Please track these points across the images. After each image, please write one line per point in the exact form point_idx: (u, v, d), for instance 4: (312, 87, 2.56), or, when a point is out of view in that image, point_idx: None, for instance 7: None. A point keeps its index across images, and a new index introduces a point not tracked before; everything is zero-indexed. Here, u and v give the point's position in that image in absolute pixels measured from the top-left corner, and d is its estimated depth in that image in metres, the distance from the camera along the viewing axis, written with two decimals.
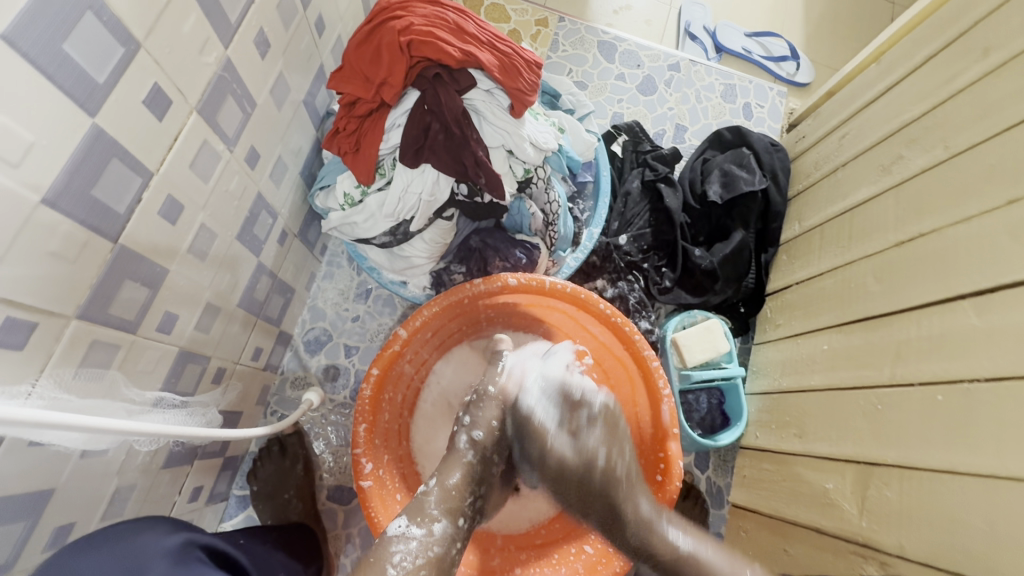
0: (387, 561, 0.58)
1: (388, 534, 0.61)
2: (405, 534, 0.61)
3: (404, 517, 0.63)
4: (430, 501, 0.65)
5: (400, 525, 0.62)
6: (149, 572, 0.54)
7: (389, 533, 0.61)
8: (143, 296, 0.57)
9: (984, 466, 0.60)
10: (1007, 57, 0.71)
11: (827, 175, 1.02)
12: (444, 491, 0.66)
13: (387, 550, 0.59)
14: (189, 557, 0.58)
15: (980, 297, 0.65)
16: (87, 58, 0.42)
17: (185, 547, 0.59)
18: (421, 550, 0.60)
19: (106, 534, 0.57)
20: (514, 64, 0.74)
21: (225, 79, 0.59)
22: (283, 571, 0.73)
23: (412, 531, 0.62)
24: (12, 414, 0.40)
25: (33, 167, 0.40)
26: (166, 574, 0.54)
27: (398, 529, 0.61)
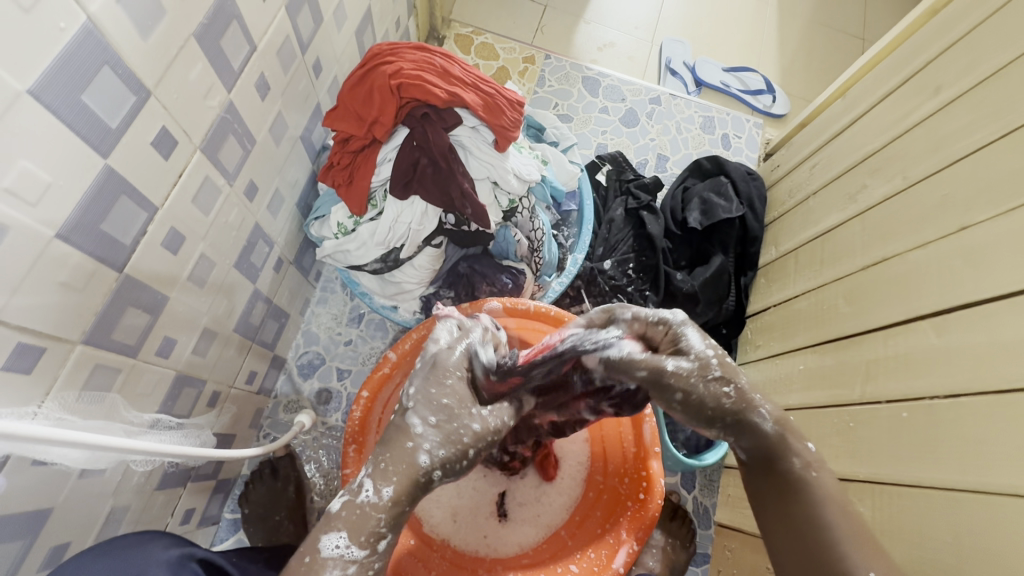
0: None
1: (321, 556, 0.49)
2: (344, 556, 0.49)
3: (342, 533, 0.50)
4: (376, 519, 0.51)
5: (336, 544, 0.50)
6: None
7: (323, 556, 0.49)
8: (144, 321, 0.60)
9: (945, 479, 0.62)
10: (955, 96, 0.76)
11: (800, 203, 1.07)
12: (393, 503, 0.52)
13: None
14: (185, 569, 0.60)
15: (937, 318, 0.69)
16: (102, 107, 0.46)
17: (183, 560, 0.61)
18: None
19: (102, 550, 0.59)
20: (498, 103, 0.79)
21: (227, 120, 0.64)
22: None
23: (352, 552, 0.50)
24: (21, 431, 0.43)
25: (49, 205, 0.44)
26: None
27: (334, 551, 0.49)
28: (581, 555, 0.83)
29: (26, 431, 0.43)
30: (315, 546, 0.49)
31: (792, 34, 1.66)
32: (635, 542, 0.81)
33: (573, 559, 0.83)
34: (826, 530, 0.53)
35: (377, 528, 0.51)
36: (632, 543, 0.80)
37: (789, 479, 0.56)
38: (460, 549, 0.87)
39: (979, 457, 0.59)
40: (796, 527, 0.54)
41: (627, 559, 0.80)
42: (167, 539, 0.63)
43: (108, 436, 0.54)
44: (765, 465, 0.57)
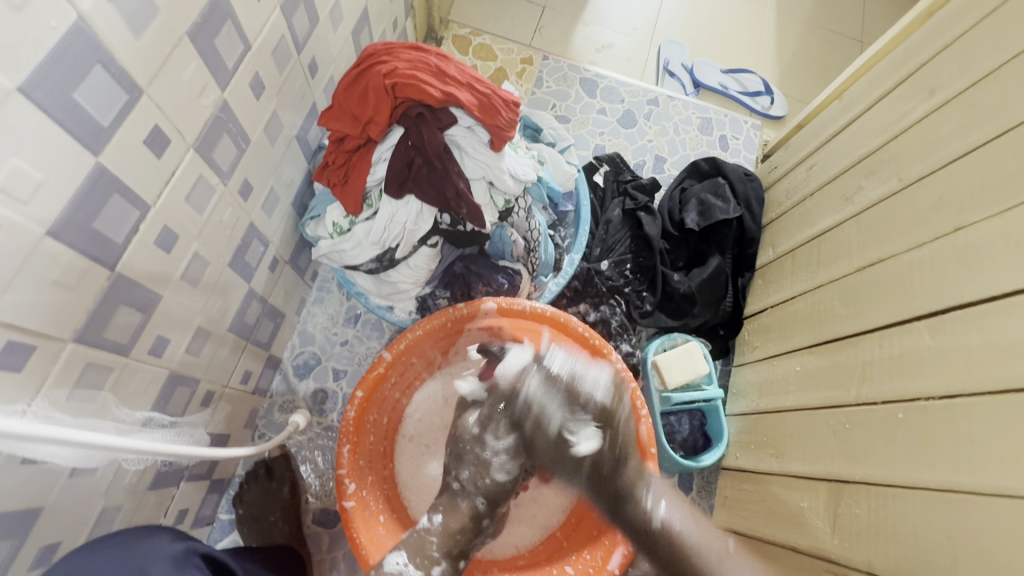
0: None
1: (387, 570, 0.71)
2: (401, 571, 0.72)
3: (402, 555, 0.73)
4: (431, 543, 0.74)
5: (397, 562, 0.72)
6: None
7: (388, 569, 0.71)
8: (137, 320, 0.60)
9: (941, 481, 0.62)
10: (950, 96, 0.76)
11: (797, 204, 1.07)
12: (443, 533, 0.75)
13: None
14: (190, 562, 0.63)
15: (932, 318, 0.69)
16: (94, 105, 0.46)
17: (186, 554, 0.63)
18: None
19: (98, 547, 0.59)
20: (493, 103, 0.79)
21: (221, 119, 0.64)
22: None
23: (410, 570, 0.72)
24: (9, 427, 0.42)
25: (41, 203, 0.44)
26: None
27: (395, 567, 0.72)
28: (576, 556, 0.84)
29: (17, 428, 0.43)
30: (382, 565, 0.72)
31: (790, 36, 1.66)
32: (630, 544, 0.79)
33: (567, 561, 0.84)
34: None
35: (428, 553, 0.74)
36: (627, 545, 0.79)
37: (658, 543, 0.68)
38: None
39: (975, 458, 0.59)
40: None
41: (623, 560, 0.79)
42: (175, 534, 0.66)
43: (99, 434, 0.54)
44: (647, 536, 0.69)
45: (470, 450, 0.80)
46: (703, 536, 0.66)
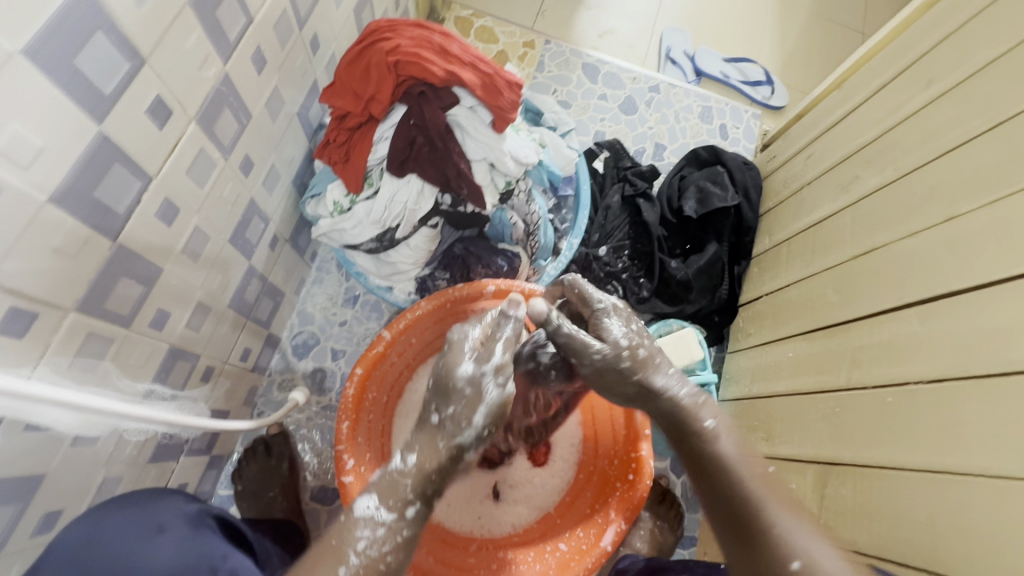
0: (349, 548, 0.57)
1: (355, 514, 0.59)
2: (373, 515, 0.58)
3: (373, 497, 0.60)
4: (404, 484, 0.60)
5: (368, 505, 0.59)
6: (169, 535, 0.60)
7: (357, 515, 0.59)
8: (137, 292, 0.60)
9: (928, 463, 0.63)
10: (948, 87, 0.77)
11: (795, 193, 1.08)
12: (417, 473, 0.60)
13: (352, 537, 0.57)
14: (205, 522, 0.66)
15: (923, 306, 0.70)
16: (95, 72, 0.46)
17: (202, 514, 0.66)
18: (388, 537, 0.58)
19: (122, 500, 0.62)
20: (496, 82, 0.78)
21: (223, 93, 0.64)
22: (277, 557, 0.80)
23: (382, 514, 0.59)
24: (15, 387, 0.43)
25: (42, 169, 0.44)
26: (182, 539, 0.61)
27: (365, 511, 0.59)
28: (570, 534, 0.85)
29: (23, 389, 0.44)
30: (352, 508, 0.60)
31: (792, 26, 1.66)
32: (623, 522, 0.80)
33: (562, 538, 0.84)
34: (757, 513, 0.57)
35: (404, 495, 0.59)
36: (620, 522, 0.80)
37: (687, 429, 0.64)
38: (454, 530, 0.89)
39: (960, 441, 0.60)
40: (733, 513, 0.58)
41: (615, 538, 0.79)
42: (186, 495, 0.68)
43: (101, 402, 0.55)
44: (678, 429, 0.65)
45: (455, 385, 0.62)
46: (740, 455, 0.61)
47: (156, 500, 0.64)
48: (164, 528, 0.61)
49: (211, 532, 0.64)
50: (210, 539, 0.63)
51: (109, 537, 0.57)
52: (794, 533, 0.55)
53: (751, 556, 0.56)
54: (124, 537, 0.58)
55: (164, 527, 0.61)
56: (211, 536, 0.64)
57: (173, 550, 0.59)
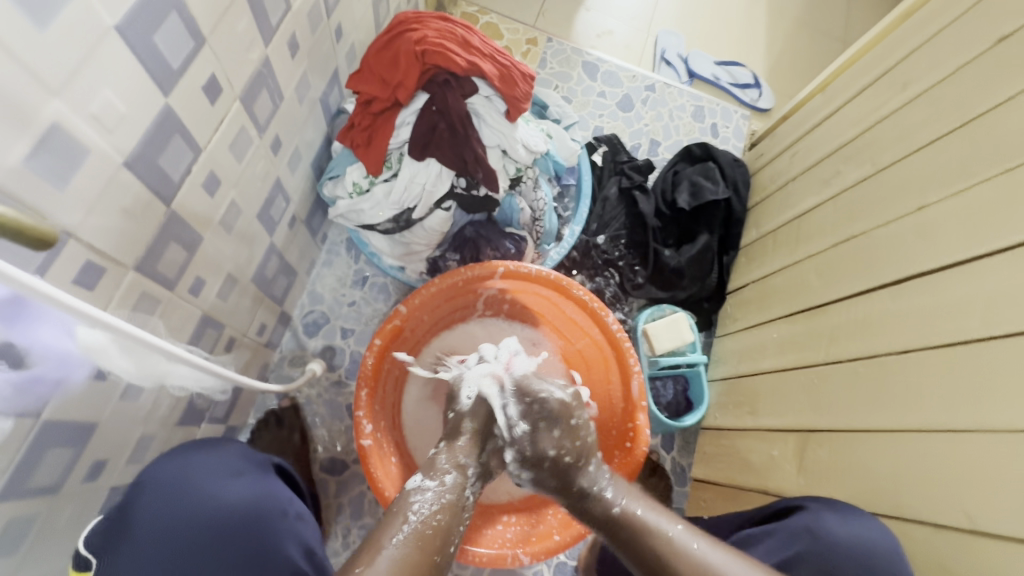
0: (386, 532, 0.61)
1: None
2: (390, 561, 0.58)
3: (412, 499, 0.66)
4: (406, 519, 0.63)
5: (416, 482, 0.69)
6: (235, 479, 0.67)
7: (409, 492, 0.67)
8: (182, 258, 0.64)
9: (895, 423, 0.71)
10: (921, 90, 0.85)
11: (780, 188, 1.16)
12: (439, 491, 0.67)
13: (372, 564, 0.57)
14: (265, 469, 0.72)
15: (894, 285, 0.78)
16: (168, 49, 0.50)
17: (262, 462, 0.72)
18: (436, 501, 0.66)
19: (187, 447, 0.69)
20: (512, 75, 0.85)
21: (263, 74, 0.68)
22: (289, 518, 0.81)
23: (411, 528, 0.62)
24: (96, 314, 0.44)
25: (122, 135, 0.48)
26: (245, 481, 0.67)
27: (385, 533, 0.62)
28: None
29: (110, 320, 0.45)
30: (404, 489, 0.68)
31: (779, 33, 1.74)
32: None
33: (563, 501, 0.90)
34: (652, 535, 0.65)
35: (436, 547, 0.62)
36: None
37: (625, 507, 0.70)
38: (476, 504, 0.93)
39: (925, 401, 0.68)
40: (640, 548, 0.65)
41: None
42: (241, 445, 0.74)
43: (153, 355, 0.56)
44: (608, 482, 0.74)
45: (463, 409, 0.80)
46: (658, 516, 0.68)
47: (224, 445, 0.71)
48: (238, 472, 0.68)
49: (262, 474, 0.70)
50: (273, 485, 0.69)
51: (193, 472, 0.65)
52: (707, 552, 0.62)
53: None
54: (204, 476, 0.65)
55: (237, 472, 0.68)
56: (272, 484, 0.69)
57: (243, 490, 0.65)
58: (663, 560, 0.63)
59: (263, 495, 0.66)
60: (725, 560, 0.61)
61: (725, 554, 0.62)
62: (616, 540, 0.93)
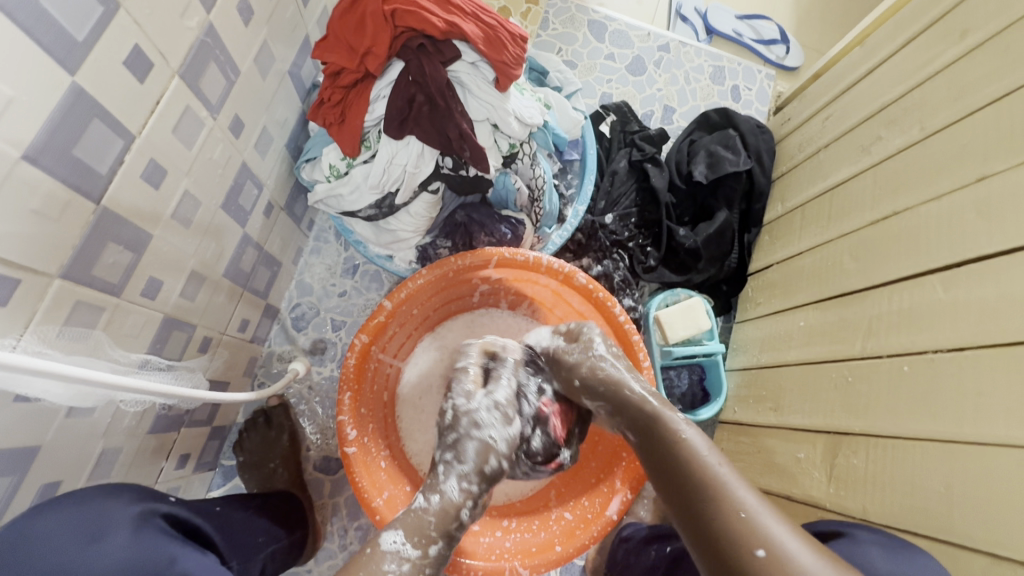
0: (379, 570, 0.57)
1: (382, 549, 0.59)
2: (401, 551, 0.59)
3: (400, 532, 0.60)
4: (430, 522, 0.61)
5: (395, 541, 0.59)
6: (109, 538, 0.54)
7: (384, 548, 0.59)
8: (127, 259, 0.57)
9: (945, 432, 0.62)
10: (983, 38, 0.71)
11: (810, 156, 1.03)
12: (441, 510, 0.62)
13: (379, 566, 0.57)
14: (151, 523, 0.58)
15: (946, 272, 0.67)
16: (66, 16, 0.42)
17: (147, 514, 0.59)
18: (415, 572, 0.59)
19: (81, 494, 0.57)
20: (499, 36, 0.74)
21: (207, 44, 0.59)
22: (262, 535, 0.76)
23: (408, 550, 0.59)
24: None
25: (13, 123, 0.41)
26: (126, 542, 0.54)
27: (393, 546, 0.59)
28: (575, 503, 0.84)
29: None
30: (378, 542, 0.59)
31: None
32: (628, 491, 0.80)
33: (566, 507, 0.85)
34: (716, 496, 0.54)
35: (427, 531, 0.61)
36: (625, 492, 0.80)
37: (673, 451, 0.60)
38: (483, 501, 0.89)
39: (980, 410, 0.59)
40: (705, 514, 0.54)
41: (621, 507, 0.79)
42: (137, 493, 0.62)
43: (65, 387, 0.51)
44: (648, 437, 0.64)
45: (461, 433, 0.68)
46: (708, 446, 0.59)
47: (100, 500, 0.57)
48: (107, 533, 0.54)
49: (156, 533, 0.57)
50: (156, 540, 0.56)
51: (44, 541, 0.51)
52: (760, 514, 0.51)
53: (711, 544, 0.52)
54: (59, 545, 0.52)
55: (105, 533, 0.54)
56: (159, 537, 0.56)
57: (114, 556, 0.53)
58: (732, 526, 0.51)
59: (147, 556, 0.54)
60: (757, 501, 0.53)
61: (777, 514, 0.52)
62: (626, 545, 0.86)
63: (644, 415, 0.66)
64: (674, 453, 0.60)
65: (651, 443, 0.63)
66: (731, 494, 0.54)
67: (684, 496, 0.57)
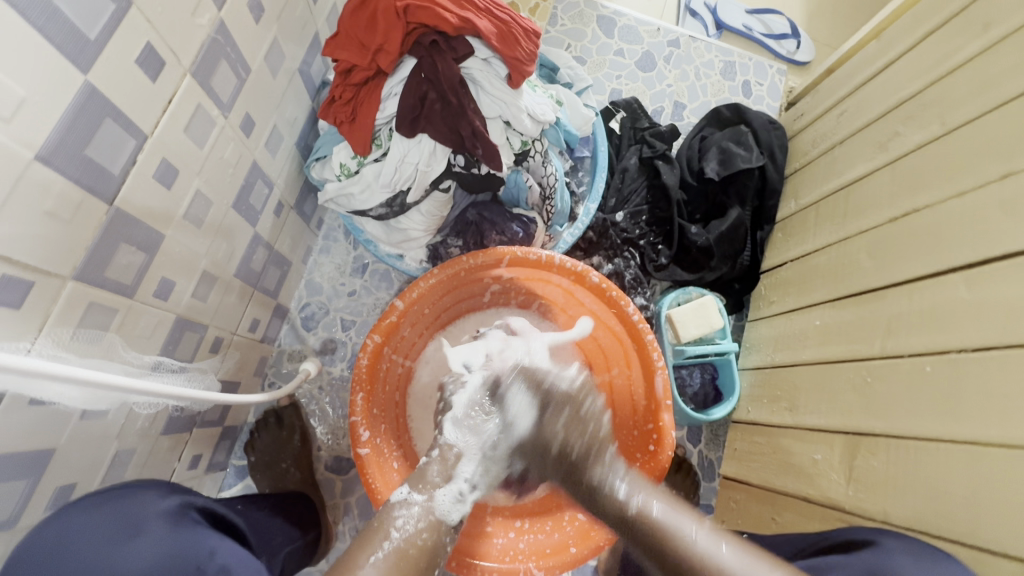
0: (389, 525, 0.61)
1: (392, 501, 0.65)
2: (408, 499, 0.66)
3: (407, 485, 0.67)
4: (433, 473, 0.69)
5: (404, 492, 0.66)
6: (146, 531, 0.54)
7: (394, 499, 0.65)
8: (140, 260, 0.56)
9: (970, 434, 0.61)
10: (1006, 30, 0.70)
11: (825, 152, 1.02)
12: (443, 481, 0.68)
13: (392, 516, 0.63)
14: (187, 517, 0.58)
15: (970, 270, 0.66)
16: (78, 13, 0.42)
17: (182, 508, 0.59)
18: (423, 516, 0.64)
19: (111, 491, 0.57)
20: (512, 32, 0.73)
21: (218, 42, 0.58)
22: (280, 535, 0.75)
23: (414, 495, 0.66)
24: None
25: (25, 123, 0.40)
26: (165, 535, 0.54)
27: (402, 496, 0.66)
28: None
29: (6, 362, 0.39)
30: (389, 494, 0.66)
31: None
32: None
33: None
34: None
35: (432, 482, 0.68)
36: None
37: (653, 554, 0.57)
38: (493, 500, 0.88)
39: (1007, 411, 0.57)
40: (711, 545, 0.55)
41: None
42: (165, 488, 0.61)
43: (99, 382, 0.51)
44: (618, 521, 0.61)
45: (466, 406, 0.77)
46: (675, 516, 0.59)
47: (134, 494, 0.57)
48: (143, 527, 0.54)
49: (192, 527, 0.57)
50: (194, 534, 0.56)
51: (78, 537, 0.51)
52: None
53: None
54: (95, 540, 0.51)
55: (141, 527, 0.54)
56: (194, 531, 0.56)
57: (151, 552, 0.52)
58: None
59: (184, 549, 0.53)
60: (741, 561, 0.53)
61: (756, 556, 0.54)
62: None
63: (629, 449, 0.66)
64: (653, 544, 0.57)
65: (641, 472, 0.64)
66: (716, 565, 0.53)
67: None
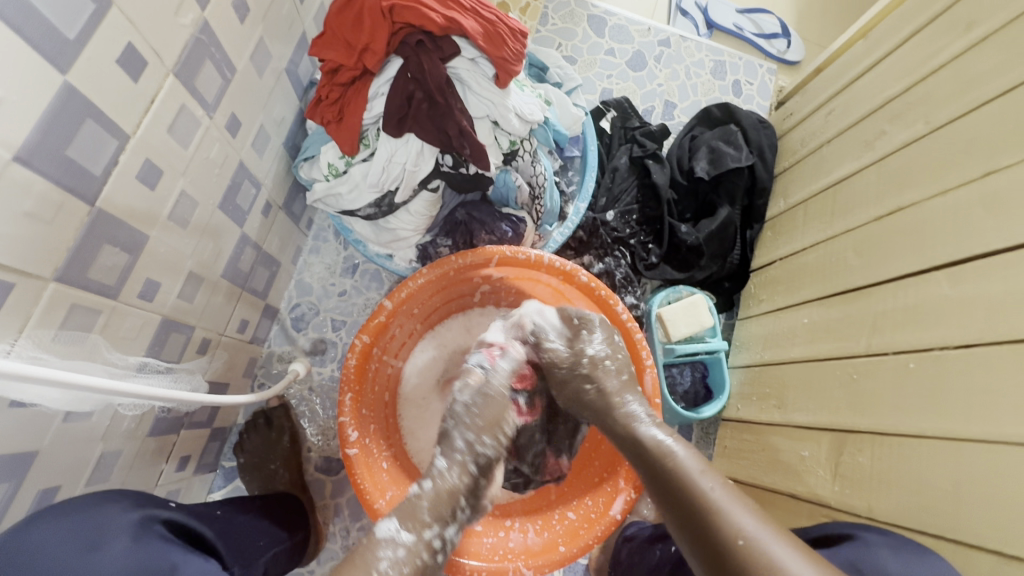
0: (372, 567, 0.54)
1: (377, 536, 0.57)
2: (395, 538, 0.57)
3: (395, 519, 0.58)
4: (423, 507, 0.60)
5: (390, 528, 0.58)
6: (108, 547, 0.53)
7: (380, 535, 0.57)
8: (123, 261, 0.56)
9: (953, 430, 0.61)
10: (990, 30, 0.70)
11: (813, 151, 1.02)
12: (435, 494, 0.61)
13: (374, 557, 0.55)
14: (151, 530, 0.58)
15: (953, 268, 0.67)
16: (56, 12, 0.41)
17: (147, 522, 0.58)
18: (409, 559, 0.56)
19: (78, 502, 0.56)
20: (498, 31, 0.73)
21: (202, 42, 0.58)
22: (264, 539, 0.75)
23: (404, 535, 0.57)
24: None
25: (4, 124, 0.40)
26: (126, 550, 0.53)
27: (388, 533, 0.57)
28: (579, 502, 0.84)
29: None
30: (376, 529, 0.58)
31: None
32: (632, 490, 0.80)
33: (570, 507, 0.84)
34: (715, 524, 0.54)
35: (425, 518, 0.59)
36: (629, 491, 0.80)
37: (670, 489, 0.60)
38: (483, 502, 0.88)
39: (989, 408, 0.58)
40: (705, 537, 0.54)
41: (625, 506, 0.80)
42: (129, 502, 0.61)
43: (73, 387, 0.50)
44: (641, 457, 0.65)
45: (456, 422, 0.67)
46: (700, 468, 0.60)
47: (96, 508, 0.56)
48: (106, 541, 0.53)
49: (156, 540, 0.57)
50: (157, 547, 0.56)
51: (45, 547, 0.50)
52: (759, 538, 0.51)
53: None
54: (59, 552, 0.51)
55: (105, 541, 0.53)
56: (155, 544, 0.56)
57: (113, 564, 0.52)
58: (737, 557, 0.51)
59: (148, 563, 0.53)
60: (753, 522, 0.53)
61: (754, 512, 0.54)
62: (630, 545, 0.86)
63: (637, 437, 0.66)
64: (671, 480, 0.60)
65: (643, 463, 0.64)
66: (727, 516, 0.54)
67: (686, 534, 0.56)
